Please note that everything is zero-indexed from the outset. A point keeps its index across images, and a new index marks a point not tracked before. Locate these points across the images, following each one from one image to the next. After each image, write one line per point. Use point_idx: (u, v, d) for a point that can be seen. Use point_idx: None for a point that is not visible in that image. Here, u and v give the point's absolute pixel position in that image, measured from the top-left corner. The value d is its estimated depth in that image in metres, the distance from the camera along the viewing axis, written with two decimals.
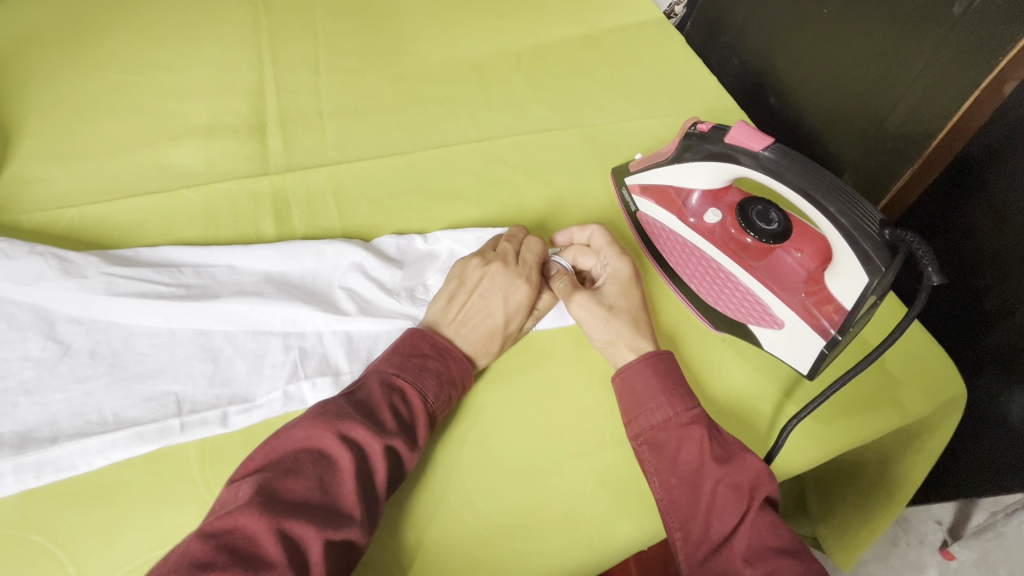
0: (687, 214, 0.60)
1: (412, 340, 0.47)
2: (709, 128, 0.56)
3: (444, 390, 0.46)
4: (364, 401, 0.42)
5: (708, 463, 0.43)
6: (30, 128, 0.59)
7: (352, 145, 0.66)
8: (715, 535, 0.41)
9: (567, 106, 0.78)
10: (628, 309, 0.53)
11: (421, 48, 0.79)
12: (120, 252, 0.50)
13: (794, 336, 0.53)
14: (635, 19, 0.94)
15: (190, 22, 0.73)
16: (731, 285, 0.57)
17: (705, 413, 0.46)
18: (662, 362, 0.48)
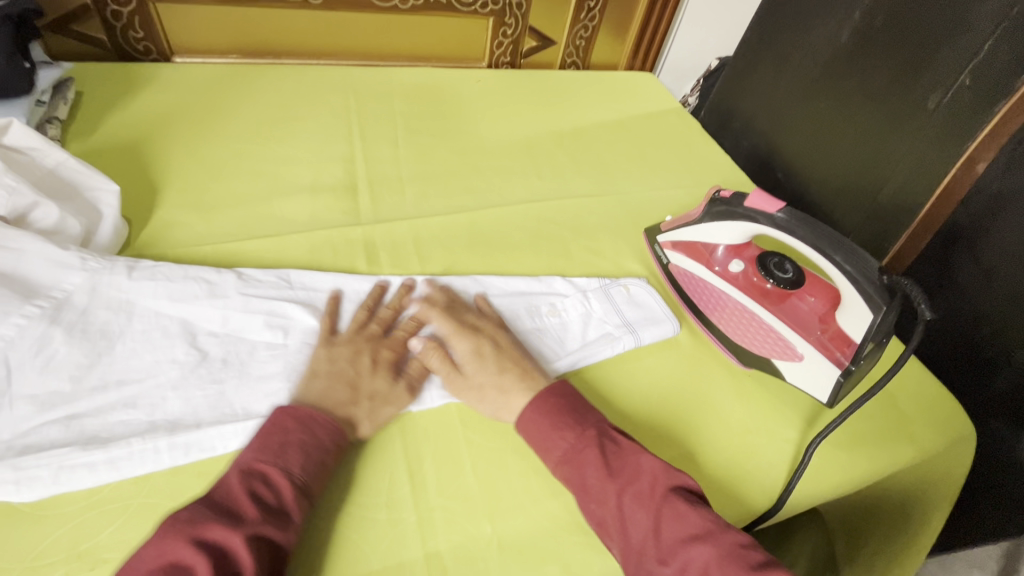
0: (714, 264, 0.70)
1: (275, 420, 0.49)
2: (731, 194, 0.68)
3: (312, 459, 0.48)
4: (223, 498, 0.44)
5: (611, 477, 0.49)
6: (171, 184, 0.72)
7: (427, 204, 0.78)
8: (635, 543, 0.46)
9: (604, 178, 0.91)
10: (489, 372, 0.57)
11: (480, 129, 0.94)
12: (251, 273, 0.62)
13: (813, 367, 0.62)
14: (657, 109, 1.10)
15: (295, 105, 0.89)
16: (755, 323, 0.66)
17: (601, 427, 0.53)
18: (550, 392, 0.55)
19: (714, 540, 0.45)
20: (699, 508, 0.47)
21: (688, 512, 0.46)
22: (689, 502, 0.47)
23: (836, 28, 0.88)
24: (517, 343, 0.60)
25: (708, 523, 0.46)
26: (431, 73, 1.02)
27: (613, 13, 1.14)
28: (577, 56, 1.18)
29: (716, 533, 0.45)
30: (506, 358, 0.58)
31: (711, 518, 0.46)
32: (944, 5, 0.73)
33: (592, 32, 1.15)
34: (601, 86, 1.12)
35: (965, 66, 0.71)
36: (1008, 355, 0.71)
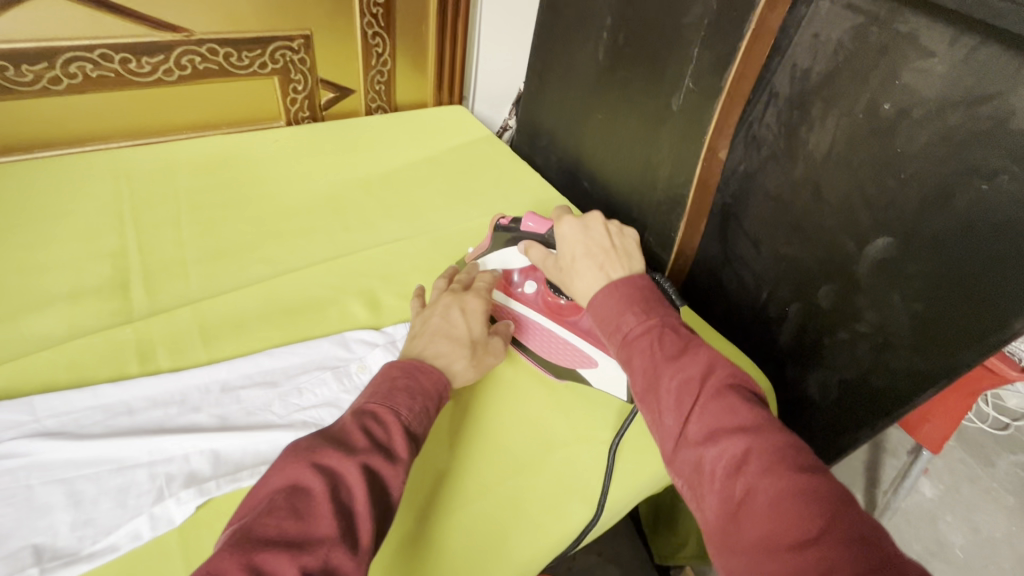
0: (513, 289, 0.73)
1: (385, 371, 0.52)
2: (510, 220, 0.72)
3: (417, 404, 0.50)
4: (340, 430, 0.44)
5: (663, 360, 0.46)
6: None
7: (216, 283, 0.73)
8: (675, 428, 0.43)
9: (413, 218, 0.92)
10: (575, 253, 0.58)
11: (279, 190, 0.91)
12: None
13: (609, 371, 0.66)
14: (465, 141, 1.14)
15: (50, 202, 0.79)
16: (555, 340, 0.69)
17: (668, 318, 0.50)
18: (623, 284, 0.53)
19: (758, 432, 0.40)
20: (753, 407, 0.42)
21: (738, 405, 0.42)
22: (745, 400, 0.42)
23: (593, 46, 0.97)
24: (602, 228, 0.60)
25: (759, 420, 0.41)
26: (219, 141, 0.97)
27: (405, 54, 1.16)
28: (381, 100, 1.19)
29: (763, 428, 0.40)
30: (592, 241, 0.58)
31: (767, 418, 0.41)
32: (661, 20, 0.83)
33: (388, 75, 1.17)
34: (408, 126, 1.14)
35: (686, 71, 0.81)
36: (785, 311, 0.81)
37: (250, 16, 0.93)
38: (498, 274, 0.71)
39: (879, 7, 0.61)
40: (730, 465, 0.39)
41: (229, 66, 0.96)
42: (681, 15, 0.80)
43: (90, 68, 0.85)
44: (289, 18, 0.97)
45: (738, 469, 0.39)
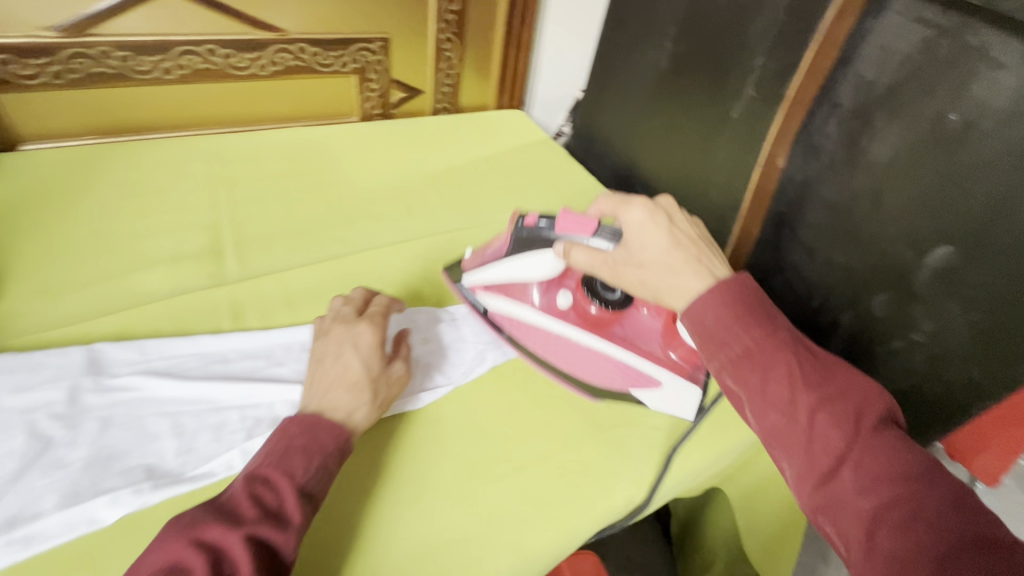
0: (539, 304, 0.72)
1: (282, 428, 0.52)
2: (534, 220, 0.69)
3: (315, 461, 0.50)
4: (224, 501, 0.45)
5: (800, 394, 0.47)
6: (18, 274, 0.70)
7: (297, 256, 0.80)
8: (822, 465, 0.45)
9: (474, 210, 0.97)
10: (661, 249, 0.59)
11: (353, 179, 0.98)
12: (99, 349, 0.61)
13: (670, 389, 0.67)
14: (524, 143, 1.19)
15: (158, 178, 0.89)
16: (600, 357, 0.70)
17: (802, 345, 0.51)
18: (738, 291, 0.52)
19: (915, 475, 0.43)
20: (908, 448, 0.45)
21: (892, 448, 0.45)
22: (893, 438, 0.45)
23: (655, 55, 1.00)
24: (685, 223, 0.62)
25: (914, 459, 0.44)
26: (301, 131, 1.05)
27: (473, 59, 1.23)
28: (447, 101, 1.26)
29: (921, 468, 0.43)
30: (677, 232, 0.60)
31: (915, 454, 0.44)
32: (726, 30, 0.86)
33: (455, 78, 1.24)
34: (471, 126, 1.20)
35: (749, 80, 0.84)
36: (836, 320, 0.81)
37: (339, 19, 1.02)
38: (388, 300, 0.68)
39: (948, 20, 0.62)
40: (891, 509, 0.42)
41: (315, 64, 1.04)
42: (746, 26, 0.83)
43: (198, 61, 0.94)
44: (372, 22, 1.05)
45: (899, 511, 0.41)
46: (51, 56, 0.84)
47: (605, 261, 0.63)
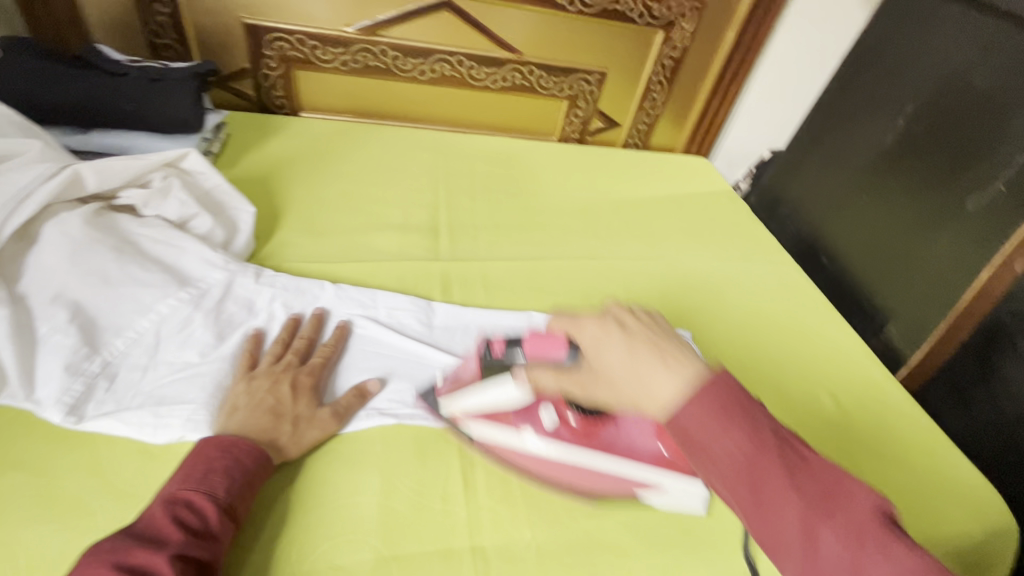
0: (517, 425, 0.60)
1: (200, 450, 0.50)
2: (501, 350, 0.62)
3: (235, 480, 0.49)
4: (143, 528, 0.44)
5: (799, 498, 0.39)
6: (291, 212, 0.87)
7: (497, 250, 0.90)
8: (732, 463, 0.40)
9: (654, 245, 1.01)
10: (620, 357, 0.48)
11: (549, 192, 1.07)
12: (345, 287, 0.74)
13: (673, 487, 0.58)
14: (710, 191, 1.20)
15: (395, 158, 1.04)
16: (596, 473, 0.58)
17: (776, 431, 0.42)
18: (708, 389, 0.43)
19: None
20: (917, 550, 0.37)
21: (766, 424, 0.42)
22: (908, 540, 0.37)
23: (881, 133, 0.98)
24: (637, 320, 0.51)
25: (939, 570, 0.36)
26: (509, 142, 1.17)
27: (674, 105, 1.28)
28: (638, 138, 1.32)
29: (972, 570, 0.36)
30: (634, 337, 0.49)
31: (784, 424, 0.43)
32: (984, 122, 0.83)
33: (653, 119, 1.29)
34: (659, 165, 1.24)
35: (1002, 176, 0.80)
36: None
37: (571, 51, 1.12)
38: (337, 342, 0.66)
39: None
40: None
41: (537, 86, 1.16)
42: (1012, 121, 0.79)
43: (446, 68, 1.09)
44: (599, 57, 1.15)
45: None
46: (347, 47, 1.03)
47: (564, 381, 0.55)
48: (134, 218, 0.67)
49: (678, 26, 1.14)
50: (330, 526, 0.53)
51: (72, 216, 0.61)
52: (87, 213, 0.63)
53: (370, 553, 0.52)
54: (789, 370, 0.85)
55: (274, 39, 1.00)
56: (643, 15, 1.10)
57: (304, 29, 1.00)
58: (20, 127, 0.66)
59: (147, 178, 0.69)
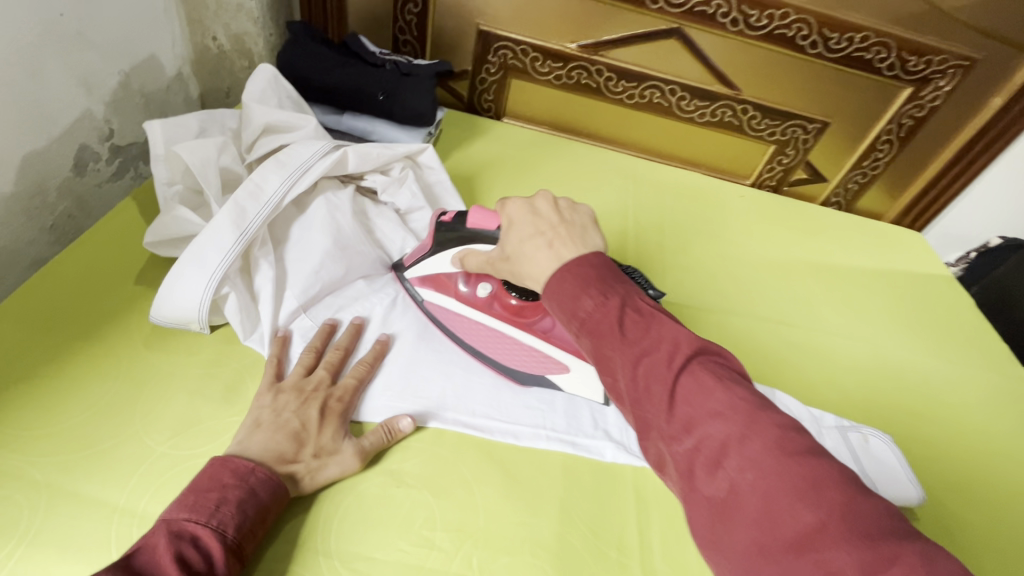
0: (460, 293, 0.67)
1: (210, 473, 0.46)
2: (450, 216, 0.63)
3: (248, 513, 0.45)
4: (142, 565, 0.39)
5: (623, 344, 0.42)
6: (491, 214, 0.90)
7: (681, 292, 0.87)
8: (660, 427, 0.40)
9: (853, 321, 0.91)
10: (522, 235, 0.53)
11: (741, 239, 1.00)
12: None
13: (580, 373, 0.64)
14: (925, 271, 1.05)
15: (588, 177, 1.03)
16: (508, 343, 0.66)
17: (631, 297, 0.45)
18: (577, 265, 0.46)
19: (747, 456, 0.36)
20: (732, 386, 0.39)
21: (707, 386, 0.39)
22: (733, 399, 0.38)
23: None
24: (549, 204, 0.54)
25: (739, 398, 0.38)
26: (703, 179, 1.11)
27: (897, 169, 1.14)
28: (843, 197, 1.19)
29: (750, 444, 0.36)
30: (539, 218, 0.53)
31: (743, 387, 0.40)
32: None
33: (867, 180, 1.16)
34: (867, 229, 1.10)
35: None
36: None
37: (796, 95, 1.04)
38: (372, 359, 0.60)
39: None
40: (710, 454, 0.37)
41: (746, 127, 1.09)
42: None
43: (656, 95, 1.07)
44: (826, 106, 1.05)
45: (722, 454, 0.37)
46: (566, 63, 1.04)
47: (488, 259, 0.59)
48: (373, 205, 0.73)
49: (932, 83, 1.00)
50: (509, 544, 0.53)
51: (338, 198, 0.68)
52: (348, 195, 0.69)
53: None
54: (1018, 515, 0.71)
55: (501, 47, 1.05)
56: (893, 67, 0.98)
57: (531, 41, 1.03)
58: (295, 103, 0.75)
59: (389, 167, 0.74)
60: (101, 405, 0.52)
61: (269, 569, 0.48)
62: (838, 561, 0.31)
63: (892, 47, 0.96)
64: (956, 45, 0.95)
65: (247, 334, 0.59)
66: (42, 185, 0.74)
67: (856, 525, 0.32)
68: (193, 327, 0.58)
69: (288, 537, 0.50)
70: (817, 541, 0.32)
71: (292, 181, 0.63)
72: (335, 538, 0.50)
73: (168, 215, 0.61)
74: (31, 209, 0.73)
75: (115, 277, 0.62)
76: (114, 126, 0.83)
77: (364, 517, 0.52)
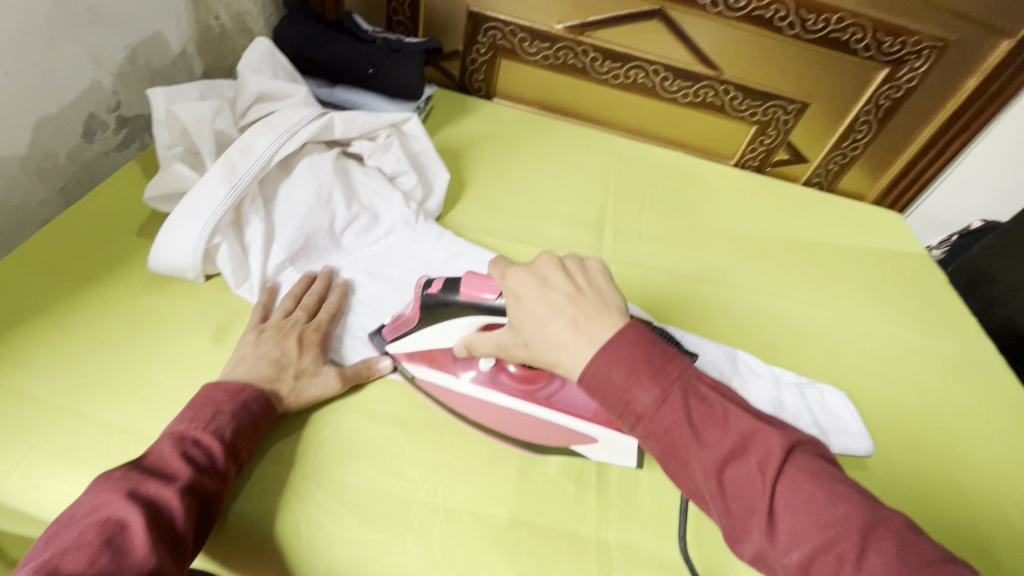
0: (460, 371, 0.61)
1: (207, 392, 0.51)
2: (439, 286, 0.57)
3: (242, 420, 0.50)
4: (152, 461, 0.44)
5: (703, 448, 0.42)
6: (475, 185, 0.94)
7: (655, 259, 0.91)
8: (757, 530, 0.40)
9: (823, 292, 0.94)
10: (537, 311, 0.50)
11: (719, 214, 1.04)
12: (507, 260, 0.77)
13: (608, 443, 0.58)
14: (901, 249, 1.08)
15: (572, 154, 1.07)
16: (528, 423, 0.59)
17: (696, 387, 0.45)
18: (617, 346, 0.46)
19: (867, 560, 0.37)
20: (826, 481, 0.40)
21: (800, 484, 0.40)
22: (826, 487, 0.40)
23: None
24: (556, 268, 0.52)
25: (844, 501, 0.39)
26: (685, 158, 1.15)
27: (878, 149, 1.16)
28: (824, 178, 1.22)
29: (867, 547, 0.37)
30: (550, 291, 0.50)
31: (830, 473, 0.41)
32: None
33: (847, 161, 1.19)
34: (845, 208, 1.13)
35: None
36: None
37: (776, 77, 1.07)
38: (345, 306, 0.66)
39: None
40: (828, 568, 0.38)
41: (728, 107, 1.12)
42: None
43: (640, 76, 1.10)
44: (805, 87, 1.08)
45: (833, 564, 0.37)
46: (551, 43, 1.08)
47: (499, 344, 0.54)
48: (359, 166, 0.78)
49: (908, 64, 1.03)
50: (472, 472, 0.57)
51: (322, 158, 0.73)
52: (332, 157, 0.74)
53: (505, 511, 0.55)
54: (968, 472, 0.75)
55: (490, 27, 1.09)
56: (870, 48, 1.01)
57: (519, 21, 1.07)
58: (289, 75, 0.80)
59: (375, 134, 0.79)
60: (103, 339, 0.57)
61: (249, 488, 0.52)
62: None
63: (867, 29, 0.99)
64: (930, 26, 0.98)
65: (239, 284, 0.64)
66: (53, 149, 0.79)
67: None
68: (188, 275, 0.63)
69: (267, 456, 0.54)
70: None
71: (280, 143, 0.68)
72: (315, 465, 0.55)
73: (166, 171, 0.66)
74: (41, 170, 0.78)
75: (118, 230, 0.67)
76: (121, 98, 0.88)
77: (344, 448, 0.56)
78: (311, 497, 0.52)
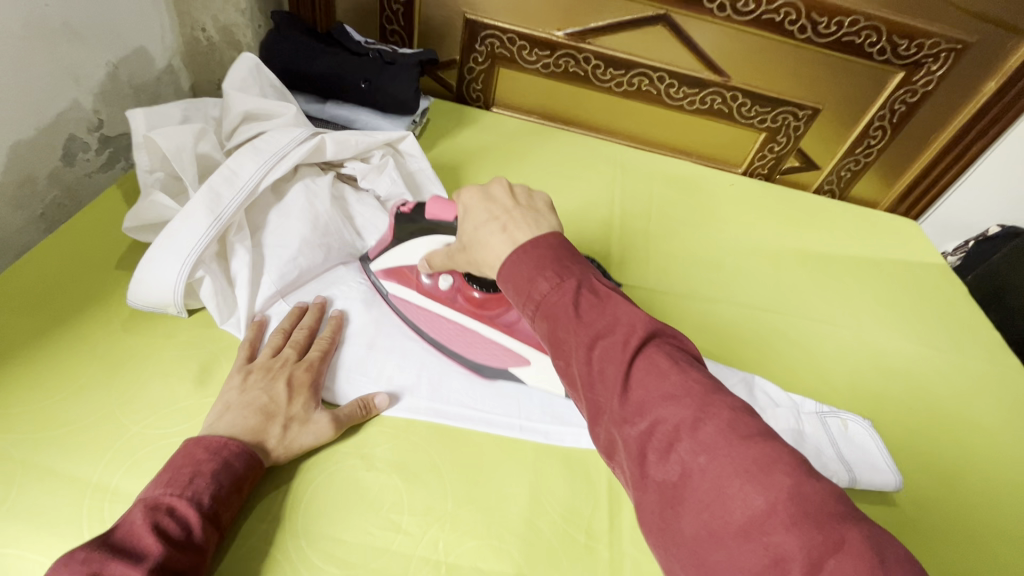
0: (422, 285, 0.65)
1: (185, 451, 0.47)
2: (410, 207, 0.62)
3: (223, 483, 0.46)
4: (121, 536, 0.41)
5: (579, 328, 0.40)
6: None
7: (664, 277, 0.87)
8: (610, 409, 0.38)
9: (840, 308, 0.90)
10: (477, 220, 0.50)
11: (728, 226, 0.99)
12: None
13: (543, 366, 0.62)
14: (919, 259, 1.04)
15: (575, 166, 1.03)
16: (475, 338, 0.64)
17: (588, 279, 0.43)
18: (535, 245, 0.44)
19: (704, 439, 0.35)
20: (685, 368, 0.38)
21: (664, 368, 0.38)
22: (689, 377, 0.38)
23: None
24: (505, 189, 0.52)
25: (696, 382, 0.38)
26: (692, 166, 1.11)
27: (892, 154, 1.12)
28: (836, 185, 1.18)
29: (706, 428, 0.35)
30: (492, 203, 0.50)
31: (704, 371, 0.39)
32: None
33: (860, 167, 1.14)
34: (860, 217, 1.09)
35: None
36: None
37: (786, 82, 1.03)
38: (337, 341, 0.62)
39: None
40: (661, 444, 0.36)
41: (736, 114, 1.08)
42: None
43: (644, 83, 1.06)
44: (816, 93, 1.04)
45: (683, 442, 0.35)
46: (552, 50, 1.04)
47: (450, 253, 0.57)
48: (354, 190, 0.74)
49: (925, 68, 0.99)
50: (477, 522, 0.53)
51: (313, 181, 0.69)
52: (325, 180, 0.71)
53: (512, 566, 0.51)
54: (1002, 502, 0.70)
55: (487, 35, 1.05)
56: (884, 52, 0.97)
57: (517, 29, 1.03)
58: (278, 91, 0.76)
59: (369, 155, 0.75)
60: (79, 386, 0.53)
61: (237, 548, 0.48)
62: (783, 543, 0.30)
63: (881, 32, 0.95)
64: (947, 28, 0.94)
65: (224, 318, 0.60)
66: (31, 174, 0.75)
67: (803, 507, 0.31)
68: (171, 311, 0.59)
69: (256, 512, 0.50)
70: (762, 525, 0.31)
71: (269, 167, 0.64)
72: (307, 521, 0.51)
73: (146, 199, 0.62)
74: (19, 196, 0.74)
75: (97, 264, 0.63)
76: (103, 117, 0.84)
77: (339, 499, 0.52)
78: (303, 558, 0.49)
